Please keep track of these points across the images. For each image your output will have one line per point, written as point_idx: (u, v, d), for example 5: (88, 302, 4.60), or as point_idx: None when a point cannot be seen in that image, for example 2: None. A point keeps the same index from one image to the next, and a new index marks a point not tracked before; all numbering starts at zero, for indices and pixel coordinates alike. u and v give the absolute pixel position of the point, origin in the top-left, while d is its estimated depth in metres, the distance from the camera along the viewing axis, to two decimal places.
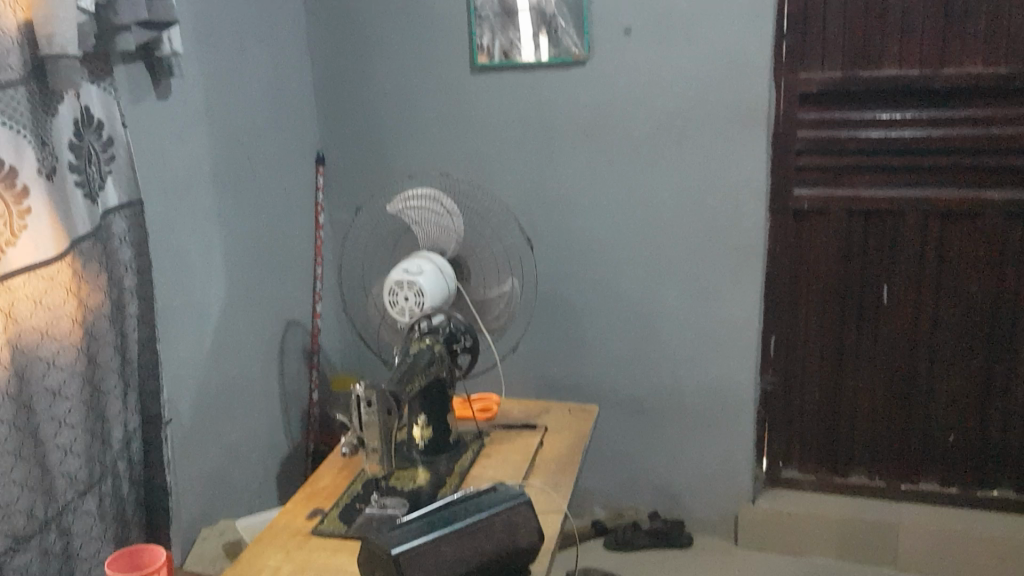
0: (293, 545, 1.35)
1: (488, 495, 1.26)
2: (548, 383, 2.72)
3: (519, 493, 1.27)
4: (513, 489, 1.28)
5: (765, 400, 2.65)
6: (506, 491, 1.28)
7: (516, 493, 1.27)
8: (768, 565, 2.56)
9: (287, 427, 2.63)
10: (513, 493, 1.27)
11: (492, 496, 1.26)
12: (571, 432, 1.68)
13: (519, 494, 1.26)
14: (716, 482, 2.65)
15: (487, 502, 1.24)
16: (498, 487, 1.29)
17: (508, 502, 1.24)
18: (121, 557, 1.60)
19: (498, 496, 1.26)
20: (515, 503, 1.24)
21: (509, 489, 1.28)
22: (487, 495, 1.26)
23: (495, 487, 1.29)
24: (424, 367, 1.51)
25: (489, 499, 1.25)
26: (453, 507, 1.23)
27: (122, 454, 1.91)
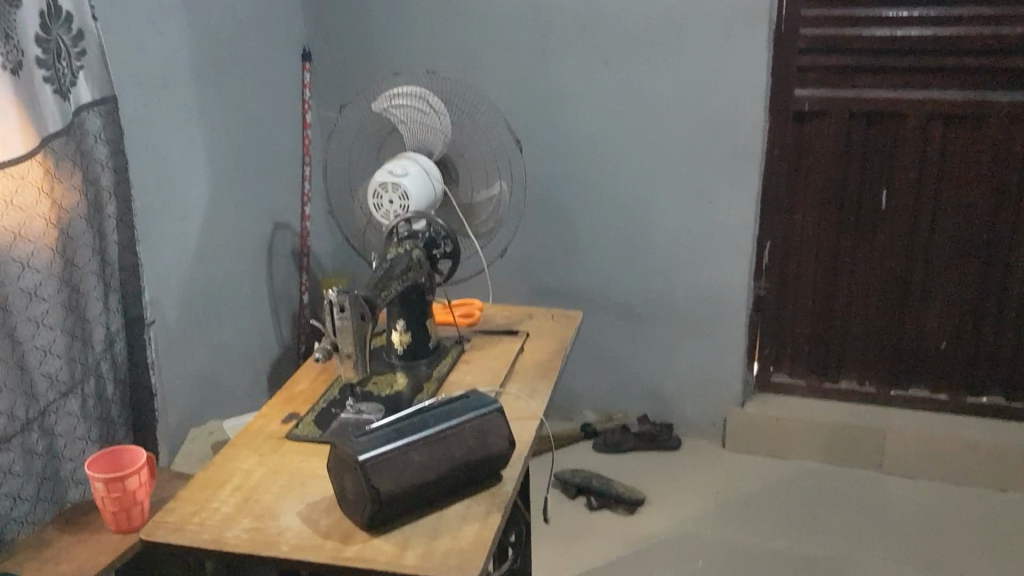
0: (267, 449, 1.34)
1: (460, 401, 1.24)
2: (540, 288, 2.69)
3: (492, 400, 1.25)
4: (486, 396, 1.26)
5: (759, 305, 2.62)
6: (479, 398, 1.26)
7: (489, 400, 1.25)
8: (755, 468, 2.58)
9: (277, 329, 2.62)
10: (486, 400, 1.25)
11: (464, 403, 1.24)
12: (554, 338, 1.65)
13: (492, 401, 1.24)
14: (706, 386, 2.65)
15: (458, 409, 1.22)
16: (471, 393, 1.27)
17: (480, 410, 1.22)
18: (104, 457, 1.59)
19: (471, 404, 1.24)
20: (487, 411, 1.22)
21: (482, 396, 1.26)
22: (459, 402, 1.24)
23: (468, 394, 1.27)
24: (400, 273, 1.48)
25: (461, 406, 1.23)
26: (423, 413, 1.22)
27: (105, 355, 1.90)
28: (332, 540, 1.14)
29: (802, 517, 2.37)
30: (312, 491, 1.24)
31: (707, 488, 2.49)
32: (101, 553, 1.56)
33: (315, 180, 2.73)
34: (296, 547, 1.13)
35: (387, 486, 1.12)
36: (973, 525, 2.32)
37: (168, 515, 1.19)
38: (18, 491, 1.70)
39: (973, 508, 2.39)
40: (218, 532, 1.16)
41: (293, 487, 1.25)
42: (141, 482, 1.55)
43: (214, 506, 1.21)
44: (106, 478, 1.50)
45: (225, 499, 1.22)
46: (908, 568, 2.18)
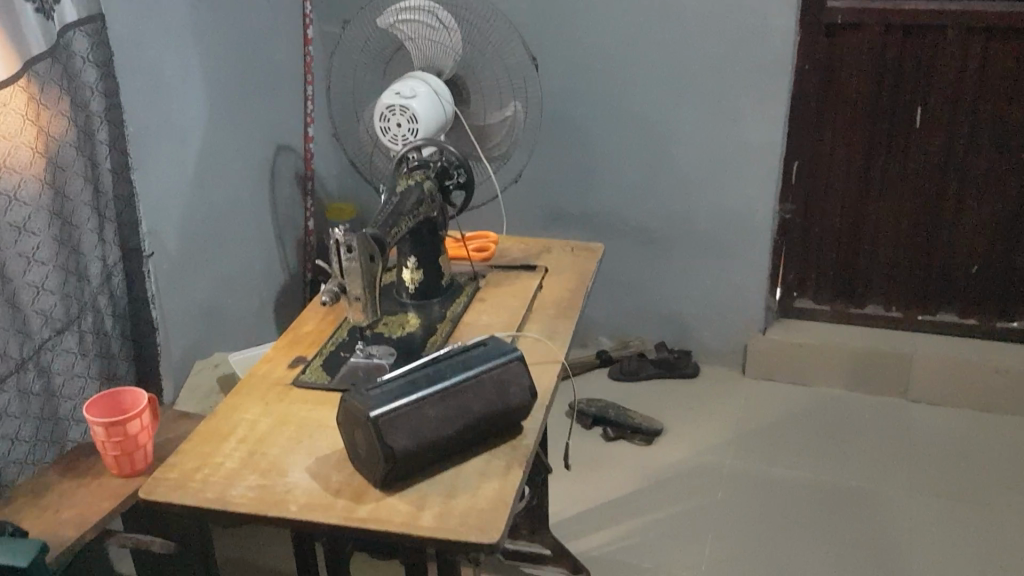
0: (273, 397, 1.26)
1: (477, 350, 1.16)
2: (554, 211, 2.59)
3: (511, 347, 1.16)
4: (505, 343, 1.17)
5: (783, 228, 2.51)
6: (497, 345, 1.17)
7: (508, 348, 1.16)
8: (776, 395, 2.51)
9: (283, 256, 2.53)
10: (505, 347, 1.16)
11: (481, 352, 1.15)
12: (574, 274, 1.56)
13: (511, 349, 1.15)
14: (726, 312, 2.56)
15: (474, 359, 1.14)
16: (489, 340, 1.19)
17: (499, 359, 1.13)
18: (102, 400, 1.53)
19: (488, 352, 1.15)
20: (506, 360, 1.14)
21: (500, 343, 1.18)
22: (476, 350, 1.16)
23: (486, 340, 1.18)
24: (411, 208, 1.39)
25: (478, 355, 1.14)
26: (438, 364, 1.13)
27: (101, 289, 1.83)
28: (343, 499, 1.07)
29: (823, 446, 2.31)
30: (321, 443, 1.17)
31: (726, 417, 2.42)
32: (105, 500, 1.51)
33: (317, 99, 2.60)
34: (306, 507, 1.06)
35: (401, 444, 1.05)
36: (1001, 454, 2.26)
37: (168, 472, 1.13)
38: (15, 433, 1.65)
39: (1000, 436, 2.33)
40: (222, 490, 1.09)
41: (301, 439, 1.18)
42: (143, 425, 1.50)
43: (218, 461, 1.14)
44: (105, 423, 1.44)
45: (229, 454, 1.15)
46: (932, 499, 2.13)
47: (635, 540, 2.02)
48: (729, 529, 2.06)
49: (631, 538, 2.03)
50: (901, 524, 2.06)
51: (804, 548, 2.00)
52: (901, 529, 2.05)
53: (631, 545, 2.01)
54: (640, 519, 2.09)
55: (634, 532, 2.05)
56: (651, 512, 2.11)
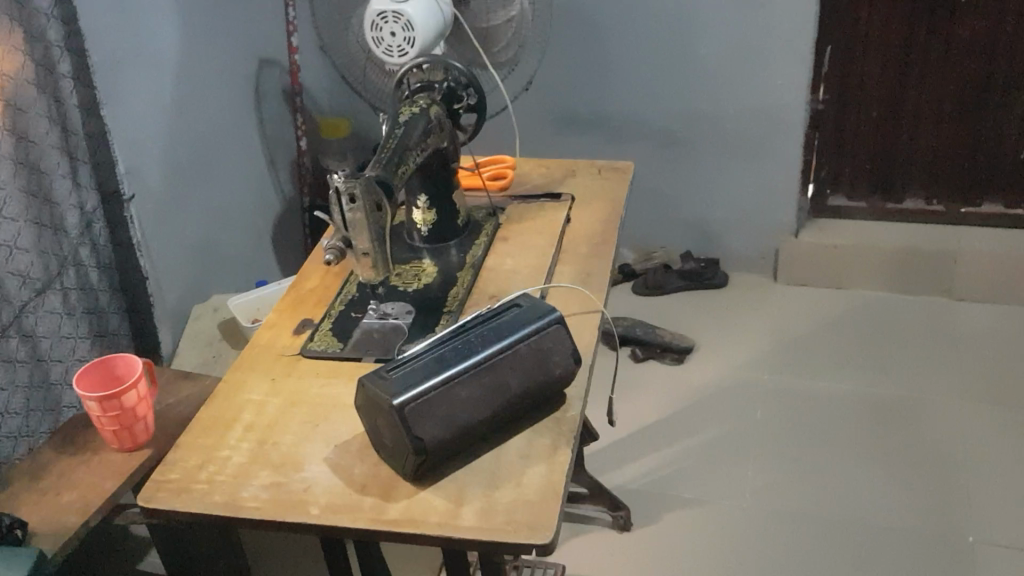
0: (280, 372, 1.11)
1: (510, 314, 1.00)
2: (566, 115, 2.38)
3: (548, 308, 1.00)
4: (540, 304, 1.01)
5: (816, 121, 2.32)
6: (532, 306, 1.01)
7: (545, 309, 1.00)
8: (811, 300, 2.37)
9: (276, 183, 2.35)
10: (541, 308, 1.00)
11: (515, 316, 0.99)
12: (604, 201, 1.39)
13: (549, 311, 1.00)
14: (755, 215, 2.40)
15: (507, 325, 0.98)
16: (522, 300, 1.03)
17: (536, 324, 0.98)
18: (92, 371, 1.39)
19: (523, 316, 0.99)
20: (544, 325, 0.98)
21: (536, 304, 1.02)
22: (508, 314, 1.00)
23: (518, 302, 1.02)
24: (418, 141, 1.21)
25: (512, 320, 0.99)
26: (467, 335, 0.98)
27: (82, 240, 1.67)
28: (370, 497, 0.93)
29: (867, 353, 2.18)
30: (340, 428, 1.02)
31: (762, 328, 2.28)
32: (106, 480, 1.37)
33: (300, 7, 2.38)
34: (329, 509, 0.91)
35: (432, 433, 0.90)
36: None
37: (168, 472, 0.98)
38: (6, 404, 1.51)
39: None
40: (231, 492, 0.94)
41: (316, 422, 1.03)
42: (141, 395, 1.36)
43: (224, 455, 0.99)
44: (99, 397, 1.30)
45: (236, 445, 1.00)
46: (987, 405, 2.00)
47: (674, 469, 1.91)
48: (773, 449, 1.94)
49: (671, 466, 1.91)
50: (956, 433, 1.94)
51: (855, 465, 1.89)
52: (956, 438, 1.93)
53: (670, 474, 1.90)
54: (678, 445, 1.97)
55: (673, 459, 1.93)
56: (689, 436, 1.99)
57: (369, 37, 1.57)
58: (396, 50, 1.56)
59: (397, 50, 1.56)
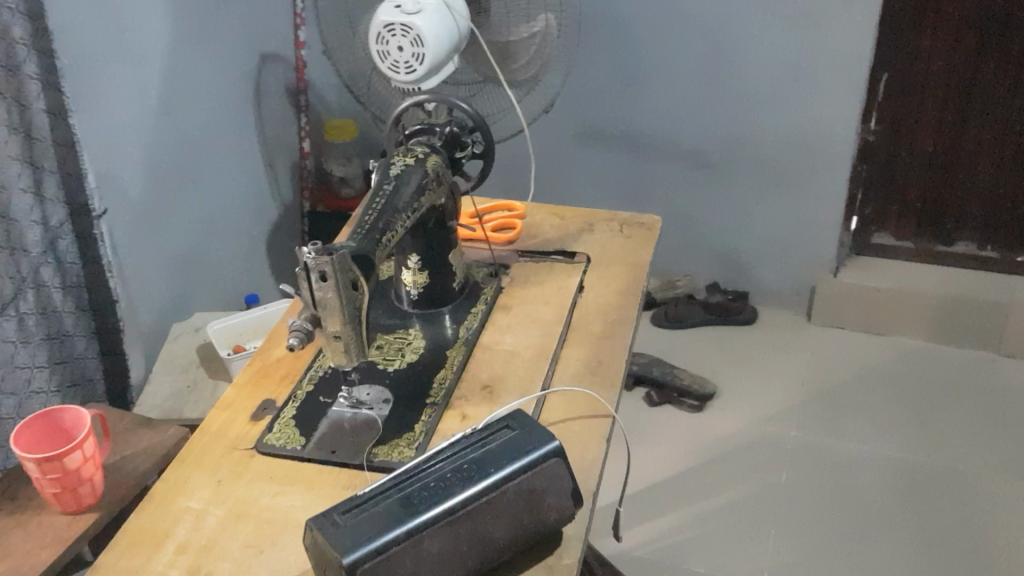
0: (228, 472, 0.94)
1: (498, 440, 0.82)
2: (590, 129, 2.18)
3: (546, 434, 0.82)
4: (536, 428, 0.83)
5: (864, 153, 2.12)
6: (526, 429, 0.83)
7: (542, 436, 0.82)
8: (845, 345, 2.18)
9: (274, 187, 2.18)
10: (537, 434, 0.82)
11: (504, 443, 0.81)
12: (624, 264, 1.21)
13: (546, 441, 0.81)
14: (791, 250, 2.20)
15: (494, 456, 0.80)
16: (514, 421, 0.85)
17: (528, 457, 0.80)
18: (37, 422, 1.23)
19: (514, 445, 0.81)
20: (539, 457, 0.80)
21: (531, 427, 0.84)
22: (496, 440, 0.82)
23: (511, 422, 0.85)
24: (410, 200, 1.04)
25: (500, 449, 0.81)
26: (444, 468, 0.80)
27: (44, 260, 1.49)
28: None
29: (903, 412, 1.99)
30: (288, 558, 0.85)
31: (791, 374, 2.10)
32: (43, 549, 1.21)
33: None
34: None
35: None
36: None
37: None
38: None
39: None
40: None
41: (262, 548, 0.85)
42: (88, 456, 1.19)
43: None
44: (39, 459, 1.14)
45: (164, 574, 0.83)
46: None
47: (683, 538, 1.74)
48: (793, 521, 1.77)
49: (678, 534, 1.74)
50: (999, 513, 1.75)
51: (883, 545, 1.70)
52: (998, 519, 1.74)
53: (678, 544, 1.72)
54: (689, 509, 1.79)
55: (682, 526, 1.76)
56: (703, 499, 1.81)
57: (375, 50, 1.40)
58: (403, 66, 1.38)
59: (404, 67, 1.38)
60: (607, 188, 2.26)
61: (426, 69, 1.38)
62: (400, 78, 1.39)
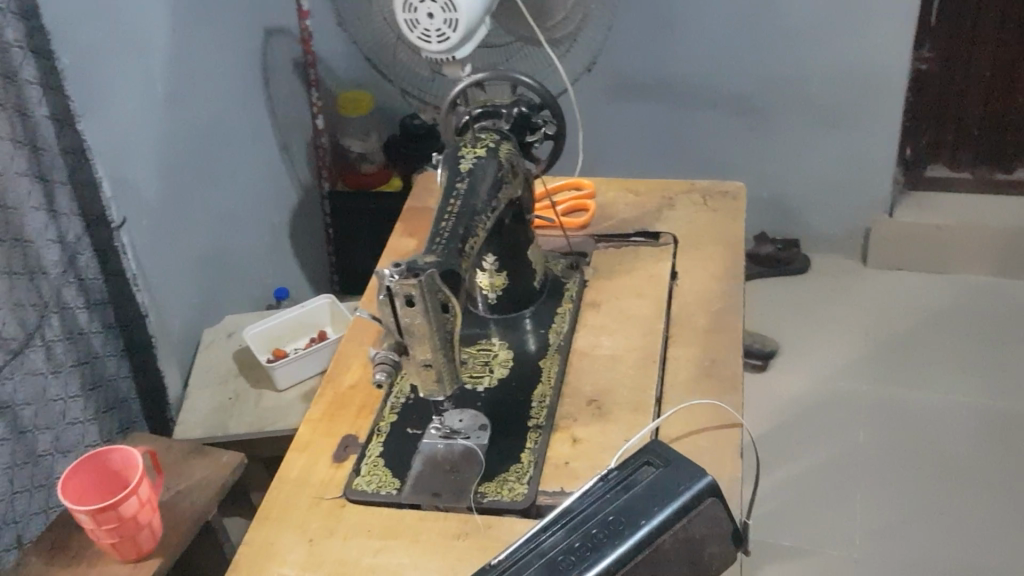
0: (320, 528, 0.83)
1: (642, 481, 0.72)
2: (622, 80, 2.04)
3: (695, 468, 0.72)
4: (682, 461, 0.73)
5: (918, 82, 1.98)
6: (669, 464, 0.73)
7: (691, 471, 0.72)
8: (907, 287, 2.07)
9: (291, 170, 2.05)
10: (685, 469, 0.72)
11: (651, 484, 0.71)
12: (717, 243, 1.09)
13: (698, 478, 0.71)
14: (843, 192, 2.07)
15: (642, 502, 0.70)
16: (653, 457, 0.74)
17: (682, 499, 0.70)
18: (86, 470, 1.14)
19: (662, 485, 0.71)
20: (694, 498, 0.70)
21: (676, 461, 0.74)
22: (640, 482, 0.72)
23: (650, 457, 0.74)
24: (487, 200, 0.92)
25: (647, 493, 0.71)
26: (585, 523, 0.70)
27: (65, 281, 1.38)
28: None
29: (979, 353, 1.87)
30: None
31: (855, 323, 1.99)
32: None
33: None
34: None
35: None
36: None
37: None
38: None
39: None
40: None
41: None
42: (144, 500, 1.10)
43: None
44: (91, 510, 1.05)
45: None
46: None
47: (770, 509, 1.61)
48: (880, 482, 1.64)
49: (763, 505, 1.62)
50: None
51: (981, 500, 1.58)
52: None
53: (765, 515, 1.60)
54: (772, 477, 1.67)
55: (767, 497, 1.63)
56: (784, 465, 1.69)
57: (400, 17, 1.22)
58: (434, 34, 1.21)
59: (436, 35, 1.21)
60: (643, 140, 2.12)
61: (460, 36, 1.21)
62: (431, 49, 1.22)
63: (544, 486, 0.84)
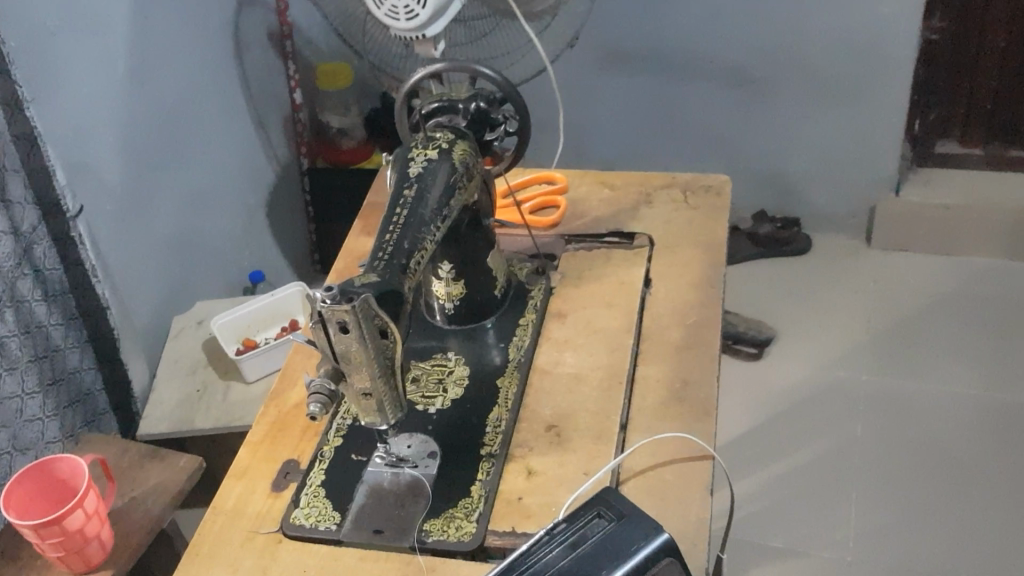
0: (252, 568, 0.77)
1: (592, 537, 0.67)
2: (615, 51, 1.95)
3: (649, 524, 0.67)
4: (636, 516, 0.68)
5: (926, 54, 1.88)
6: (623, 518, 0.68)
7: (647, 526, 0.67)
8: (910, 269, 1.98)
9: (268, 147, 1.97)
10: (639, 525, 0.67)
11: (602, 544, 0.66)
12: (696, 248, 1.03)
13: (655, 535, 0.66)
14: (846, 169, 1.98)
15: (590, 564, 0.65)
16: (604, 509, 0.69)
17: (634, 559, 0.65)
18: (26, 482, 1.03)
19: (613, 544, 0.66)
20: (648, 558, 0.65)
21: (629, 515, 0.68)
22: (589, 540, 0.67)
23: (601, 508, 0.69)
24: (437, 207, 0.85)
25: (596, 553, 0.66)
26: None
27: (20, 272, 1.25)
28: None
29: (984, 340, 1.79)
30: None
31: (855, 307, 1.91)
32: None
33: None
34: None
35: None
36: None
37: None
38: None
39: None
40: None
41: None
42: (91, 512, 1.01)
43: None
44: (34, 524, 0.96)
45: None
46: None
47: (761, 507, 1.54)
48: (874, 479, 1.57)
49: (755, 502, 1.55)
50: None
51: (980, 499, 1.51)
52: None
53: (757, 513, 1.53)
54: (764, 472, 1.60)
55: (759, 494, 1.57)
56: (776, 461, 1.62)
57: None
58: (402, 11, 1.09)
59: (403, 12, 1.09)
60: (637, 113, 2.02)
61: (430, 13, 1.09)
62: (398, 26, 1.10)
63: (494, 525, 0.77)
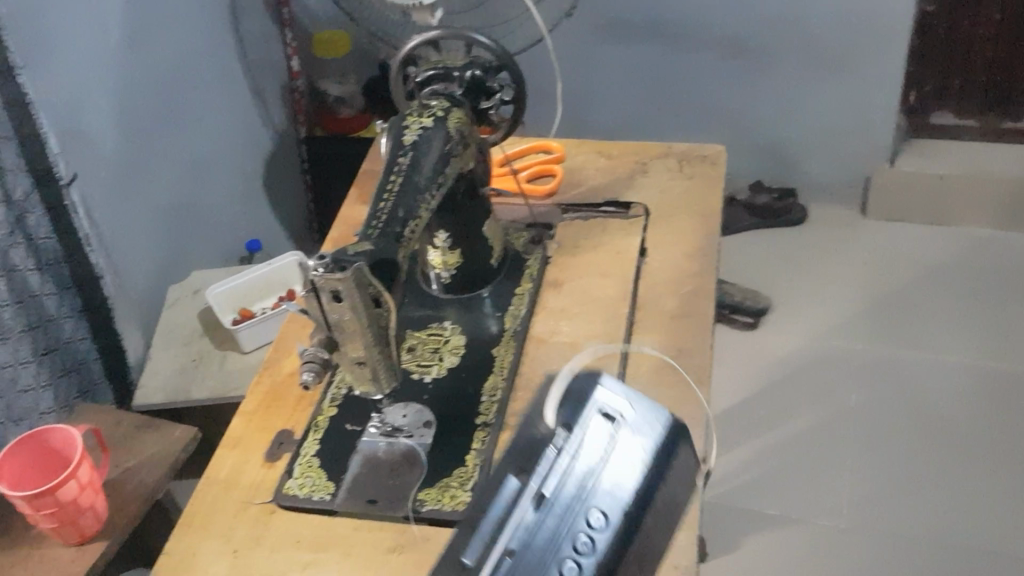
0: (247, 537, 0.77)
1: (610, 439, 0.71)
2: (613, 20, 1.92)
3: (655, 412, 0.73)
4: (641, 407, 0.73)
5: (923, 24, 1.86)
6: (628, 413, 0.72)
7: (654, 414, 0.73)
8: (905, 239, 1.98)
9: (263, 116, 1.96)
10: (646, 413, 0.72)
11: (622, 442, 0.71)
12: (692, 218, 1.02)
13: (667, 424, 0.72)
14: (843, 139, 1.97)
15: (623, 463, 0.70)
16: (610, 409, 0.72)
17: (658, 448, 0.71)
18: (20, 453, 1.03)
19: (631, 436, 0.71)
20: (667, 441, 0.72)
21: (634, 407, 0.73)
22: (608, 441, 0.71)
23: (604, 404, 0.72)
24: (431, 176, 0.84)
25: (623, 452, 0.71)
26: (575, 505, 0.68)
27: (12, 242, 1.22)
28: None
29: (978, 310, 1.79)
30: None
31: (852, 277, 1.90)
32: None
33: None
34: None
35: None
36: None
37: None
38: None
39: None
40: None
41: None
42: (84, 483, 1.01)
43: None
44: (27, 495, 0.96)
45: None
46: None
47: (755, 475, 1.55)
48: (867, 447, 1.57)
49: (749, 471, 1.56)
50: None
51: (970, 468, 1.52)
52: None
53: (751, 482, 1.54)
54: (760, 441, 1.60)
55: (753, 463, 1.57)
56: (770, 430, 1.62)
57: None
58: None
59: None
60: (634, 83, 2.00)
61: None
62: None
63: None
